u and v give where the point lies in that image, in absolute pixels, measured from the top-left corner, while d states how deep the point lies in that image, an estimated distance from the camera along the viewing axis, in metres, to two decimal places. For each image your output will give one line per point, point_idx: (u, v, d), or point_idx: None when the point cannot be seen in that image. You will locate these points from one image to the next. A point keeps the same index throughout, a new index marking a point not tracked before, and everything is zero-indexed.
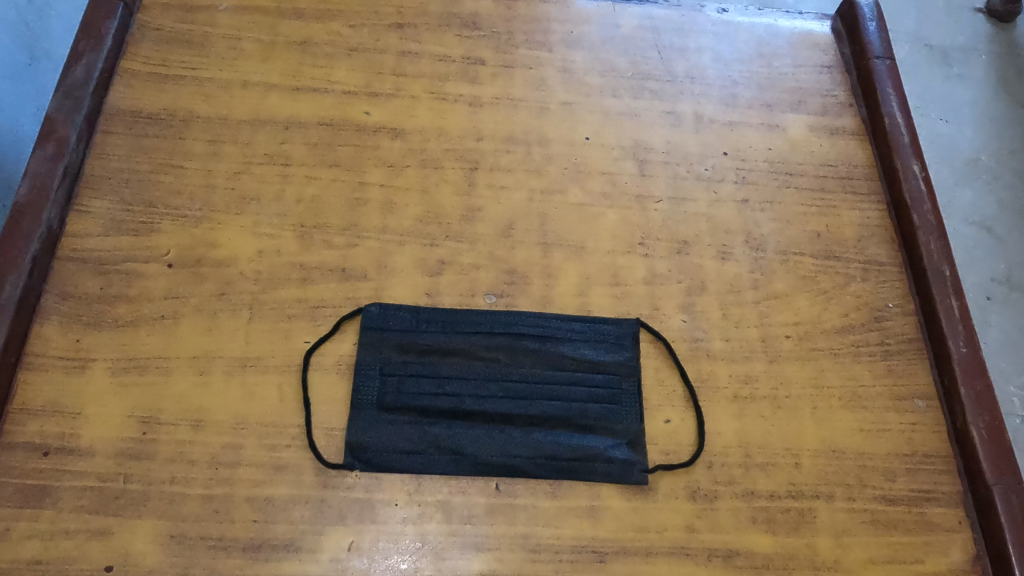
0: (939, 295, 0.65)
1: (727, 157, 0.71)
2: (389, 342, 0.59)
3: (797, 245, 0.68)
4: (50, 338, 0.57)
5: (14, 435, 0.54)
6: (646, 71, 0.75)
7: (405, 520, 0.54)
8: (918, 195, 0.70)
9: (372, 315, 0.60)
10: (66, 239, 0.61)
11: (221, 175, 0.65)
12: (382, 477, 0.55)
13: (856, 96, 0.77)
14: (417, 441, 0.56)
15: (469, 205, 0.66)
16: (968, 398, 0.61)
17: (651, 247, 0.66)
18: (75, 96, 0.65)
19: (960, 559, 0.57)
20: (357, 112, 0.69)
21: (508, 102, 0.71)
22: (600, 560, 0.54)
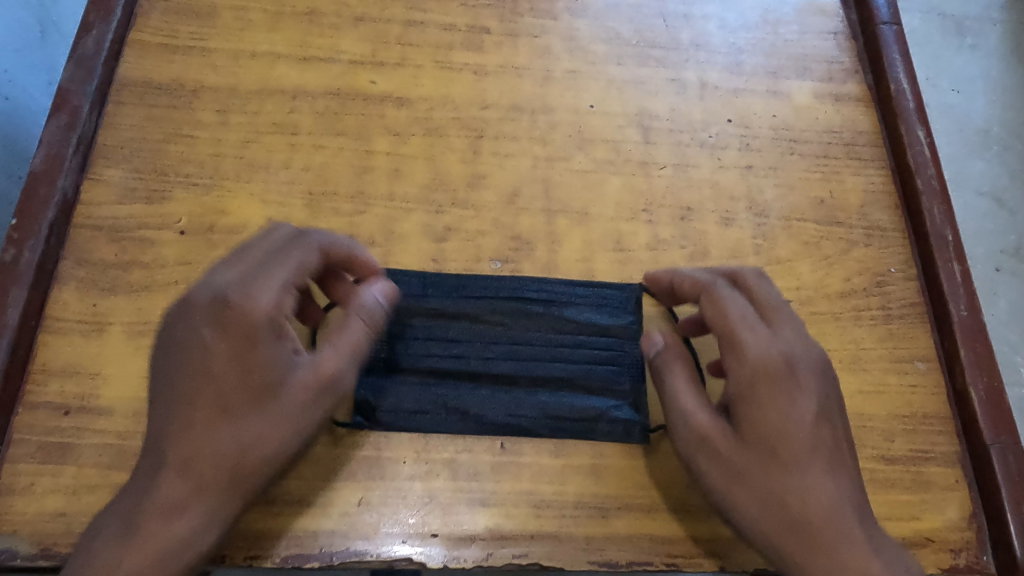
0: (941, 260, 0.66)
1: (731, 124, 0.71)
2: (397, 303, 0.60)
3: (800, 211, 0.68)
4: (68, 303, 0.59)
5: (35, 395, 0.56)
6: (651, 39, 0.75)
7: (285, 288, 0.53)
8: (922, 161, 0.70)
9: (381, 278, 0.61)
10: (80, 207, 0.62)
11: (230, 144, 0.66)
12: (265, 270, 0.53)
13: (862, 62, 0.76)
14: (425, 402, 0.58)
15: (474, 172, 0.67)
16: (967, 361, 0.62)
17: (654, 213, 0.67)
18: (87, 66, 0.67)
19: (956, 516, 0.58)
20: (363, 81, 0.70)
21: (513, 71, 0.72)
22: (603, 516, 0.55)
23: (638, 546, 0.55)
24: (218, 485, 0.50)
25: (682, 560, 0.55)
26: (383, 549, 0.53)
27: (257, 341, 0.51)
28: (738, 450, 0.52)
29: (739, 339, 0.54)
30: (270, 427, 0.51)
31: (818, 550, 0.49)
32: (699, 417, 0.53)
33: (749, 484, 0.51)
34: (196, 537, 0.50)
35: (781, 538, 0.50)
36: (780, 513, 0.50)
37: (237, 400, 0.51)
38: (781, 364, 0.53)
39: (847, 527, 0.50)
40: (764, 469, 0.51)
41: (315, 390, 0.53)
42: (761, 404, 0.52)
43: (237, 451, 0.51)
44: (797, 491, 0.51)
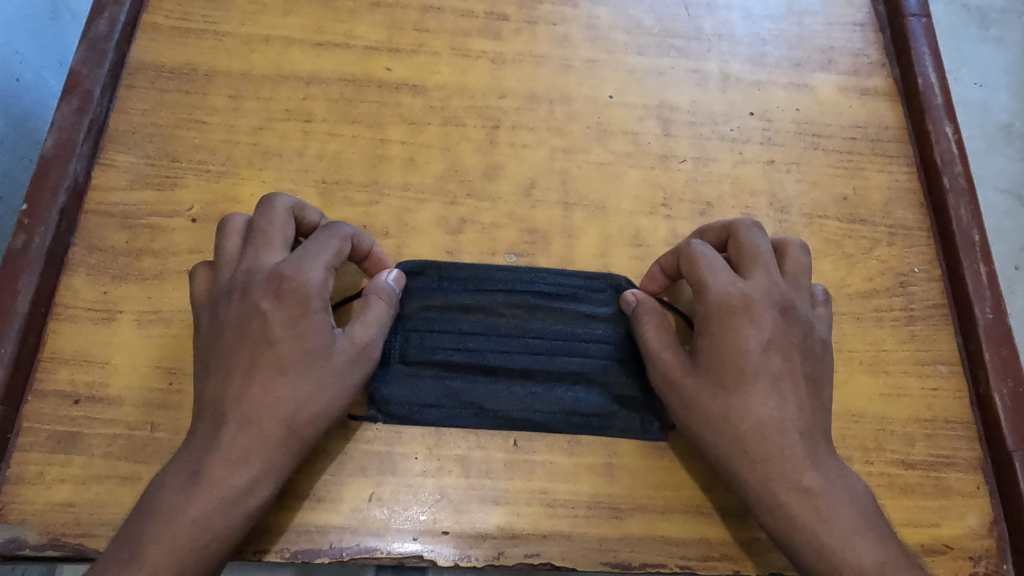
0: (966, 260, 0.64)
1: (753, 117, 0.70)
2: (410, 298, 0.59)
3: (823, 208, 0.67)
4: (78, 290, 0.58)
5: (46, 383, 0.55)
6: (673, 29, 0.73)
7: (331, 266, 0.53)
8: (949, 158, 0.68)
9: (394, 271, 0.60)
10: (91, 192, 0.61)
11: (243, 131, 0.65)
12: (305, 248, 0.52)
13: (889, 55, 0.74)
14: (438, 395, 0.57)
15: (490, 162, 0.66)
16: (992, 365, 0.60)
17: (673, 208, 0.66)
18: (99, 49, 0.66)
19: (976, 524, 0.57)
20: (379, 68, 0.68)
21: (532, 59, 0.70)
22: (616, 516, 0.55)
23: (651, 547, 0.54)
24: (275, 438, 0.49)
25: (695, 563, 0.54)
26: (394, 546, 0.52)
27: (306, 308, 0.51)
28: (689, 377, 0.52)
29: (701, 282, 0.53)
30: (322, 387, 0.50)
31: (760, 466, 0.50)
32: (662, 354, 0.53)
33: (695, 409, 0.52)
34: (254, 489, 0.48)
35: (725, 456, 0.51)
36: (726, 434, 0.51)
37: (290, 359, 0.50)
38: (738, 300, 0.52)
39: (791, 446, 0.50)
40: (710, 392, 0.51)
41: (355, 356, 0.52)
42: (712, 334, 0.52)
43: (291, 407, 0.49)
44: (743, 413, 0.51)
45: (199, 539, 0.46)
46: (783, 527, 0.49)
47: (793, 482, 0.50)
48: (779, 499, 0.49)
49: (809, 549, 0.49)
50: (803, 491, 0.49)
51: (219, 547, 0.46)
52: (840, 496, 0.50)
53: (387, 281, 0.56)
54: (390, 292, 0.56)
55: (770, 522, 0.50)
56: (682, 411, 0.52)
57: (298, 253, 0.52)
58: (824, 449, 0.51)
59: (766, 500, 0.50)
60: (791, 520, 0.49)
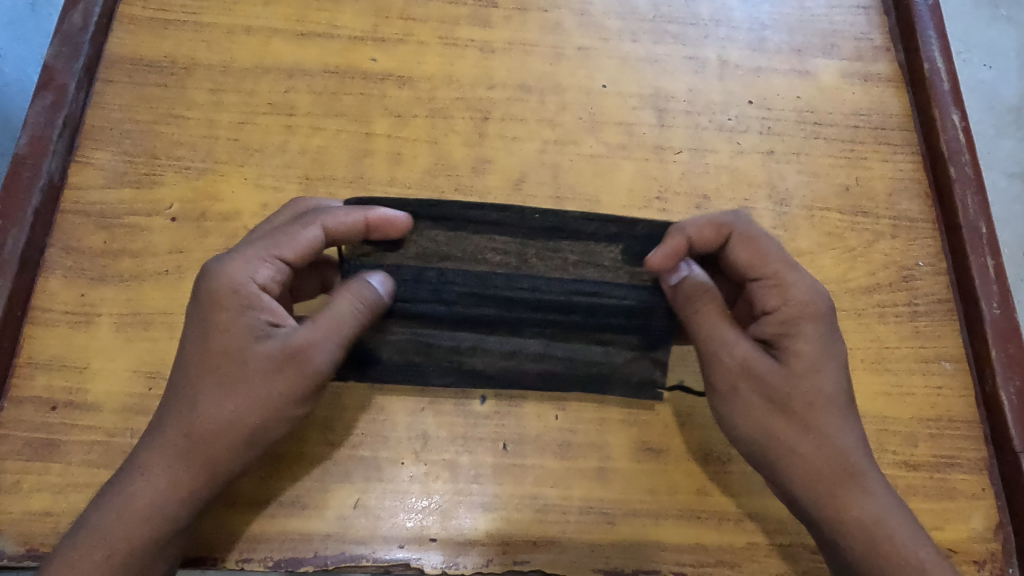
0: (973, 254, 0.62)
1: (752, 106, 0.67)
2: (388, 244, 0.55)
3: (823, 200, 0.64)
4: (55, 293, 0.57)
5: (22, 390, 0.54)
6: (669, 14, 0.70)
7: (263, 256, 0.49)
8: (956, 146, 0.66)
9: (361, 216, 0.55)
10: (68, 191, 0.60)
11: (224, 126, 0.63)
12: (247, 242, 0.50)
13: (893, 39, 0.72)
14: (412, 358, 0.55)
15: (479, 156, 0.64)
16: (999, 362, 0.59)
17: (669, 201, 0.64)
18: (74, 42, 0.64)
19: (981, 527, 0.55)
20: (364, 59, 0.66)
21: (522, 47, 0.68)
22: (609, 522, 0.53)
23: (644, 553, 0.53)
24: (180, 449, 0.47)
25: (690, 569, 0.53)
26: (380, 554, 0.51)
27: (222, 305, 0.47)
28: (777, 378, 0.49)
29: (787, 275, 0.51)
30: (233, 398, 0.47)
31: (854, 477, 0.48)
32: (740, 346, 0.50)
33: (790, 416, 0.49)
34: (158, 502, 0.46)
35: (806, 468, 0.48)
36: (813, 443, 0.48)
37: (198, 365, 0.47)
38: (830, 301, 0.51)
39: (873, 458, 0.49)
40: (808, 398, 0.49)
41: (284, 364, 0.47)
42: (811, 333, 0.50)
43: (195, 419, 0.47)
44: (833, 421, 0.49)
45: (96, 551, 0.46)
46: (860, 542, 0.47)
47: (878, 494, 0.48)
48: (835, 501, 0.48)
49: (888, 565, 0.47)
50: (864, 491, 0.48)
51: (123, 559, 0.46)
52: (905, 508, 0.49)
53: (342, 211, 0.52)
54: (348, 216, 0.52)
55: (844, 538, 0.48)
56: (768, 415, 0.49)
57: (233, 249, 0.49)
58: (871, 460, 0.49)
59: (849, 514, 0.48)
60: (878, 533, 0.47)
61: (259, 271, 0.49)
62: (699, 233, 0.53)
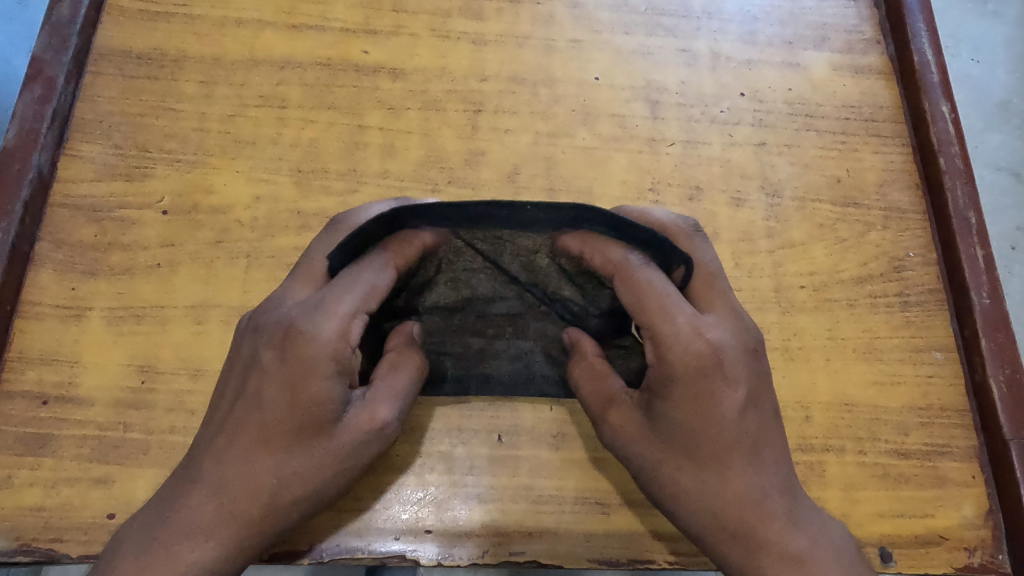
0: (962, 244, 0.63)
1: (744, 98, 0.68)
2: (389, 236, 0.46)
3: (816, 191, 0.65)
4: (46, 287, 0.56)
5: (13, 384, 0.53)
6: (661, 6, 0.70)
7: (354, 316, 0.46)
8: (945, 138, 0.66)
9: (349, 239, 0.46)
10: (57, 185, 0.59)
11: (215, 118, 0.62)
12: (332, 293, 0.46)
13: (883, 31, 0.72)
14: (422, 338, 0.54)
15: (471, 148, 0.64)
16: (988, 351, 0.59)
17: (662, 193, 0.64)
18: (62, 35, 0.63)
19: (972, 513, 0.56)
20: (356, 51, 0.66)
21: (514, 40, 0.68)
22: (604, 512, 0.53)
23: (639, 543, 0.53)
24: (249, 514, 0.45)
25: (684, 558, 0.53)
26: (375, 546, 0.51)
27: (311, 373, 0.45)
28: (651, 438, 0.48)
29: (656, 330, 0.46)
30: (312, 466, 0.46)
31: (737, 537, 0.46)
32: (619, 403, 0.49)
33: (659, 478, 0.48)
34: (222, 562, 0.45)
35: (695, 525, 0.47)
36: (688, 506, 0.47)
37: (280, 430, 0.45)
38: (708, 356, 0.46)
39: (769, 511, 0.46)
40: (679, 463, 0.47)
41: (367, 433, 0.47)
42: (678, 397, 0.46)
43: (273, 485, 0.45)
44: (709, 483, 0.46)
45: None
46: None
47: (773, 548, 0.46)
48: (721, 553, 0.47)
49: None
50: (763, 545, 0.46)
51: None
52: (824, 557, 0.46)
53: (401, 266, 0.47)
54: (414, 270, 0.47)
55: None
56: (645, 478, 0.48)
57: (319, 300, 0.46)
58: (775, 511, 0.46)
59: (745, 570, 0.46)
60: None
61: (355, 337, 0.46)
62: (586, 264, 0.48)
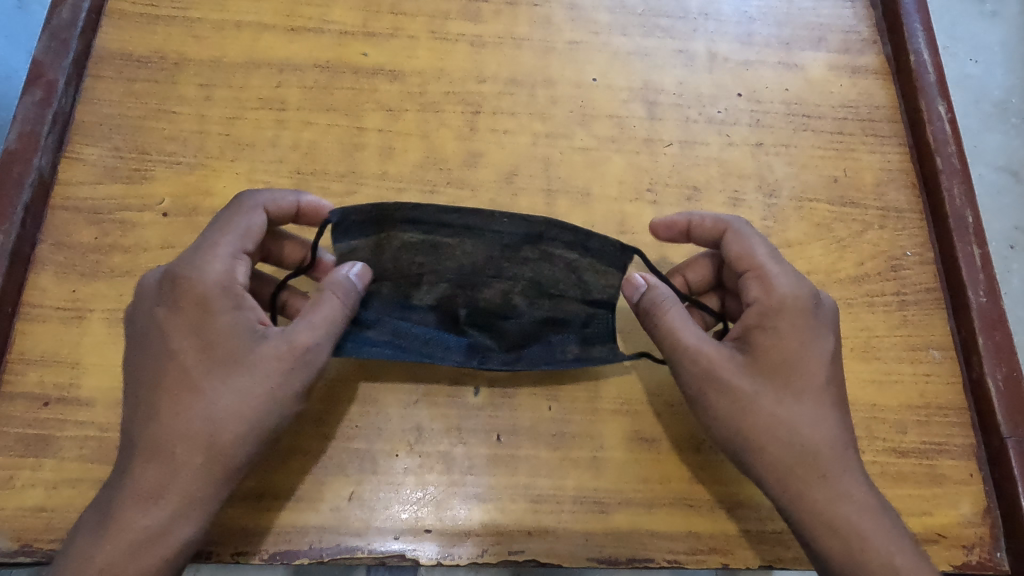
0: (959, 243, 0.63)
1: (741, 99, 0.68)
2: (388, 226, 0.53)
3: (813, 191, 0.65)
4: (47, 289, 0.57)
5: (14, 385, 0.54)
6: (658, 8, 0.71)
7: (235, 254, 0.49)
8: (942, 138, 0.67)
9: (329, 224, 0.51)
10: (58, 187, 0.60)
11: (215, 121, 0.63)
12: (199, 245, 0.49)
13: (880, 32, 0.72)
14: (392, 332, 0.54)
15: (470, 149, 0.64)
16: (985, 349, 0.59)
17: (660, 193, 0.64)
18: (62, 38, 0.63)
19: (970, 511, 0.56)
20: (355, 54, 0.66)
21: (512, 42, 0.68)
22: (602, 511, 0.53)
23: (638, 542, 0.53)
24: (192, 468, 0.46)
25: (684, 557, 0.53)
26: (375, 546, 0.51)
27: (210, 310, 0.47)
28: (745, 376, 0.49)
29: (770, 271, 0.51)
30: (239, 401, 0.46)
31: (827, 478, 0.48)
32: (710, 343, 0.50)
33: (753, 415, 0.48)
34: (173, 524, 0.45)
35: (784, 471, 0.48)
36: (772, 445, 0.48)
37: (198, 372, 0.47)
38: (811, 298, 0.51)
39: (850, 460, 0.49)
40: (776, 396, 0.49)
41: (288, 359, 0.47)
42: (784, 328, 0.50)
43: (206, 429, 0.46)
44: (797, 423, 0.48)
45: None
46: (843, 539, 0.47)
47: (858, 497, 0.48)
48: (807, 500, 0.48)
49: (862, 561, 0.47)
50: (843, 493, 0.48)
51: None
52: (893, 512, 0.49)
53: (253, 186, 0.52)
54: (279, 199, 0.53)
55: (830, 540, 0.47)
56: (735, 416, 0.49)
57: (191, 252, 0.49)
58: (854, 462, 0.49)
59: (819, 517, 0.48)
60: (856, 538, 0.47)
61: (239, 272, 0.49)
62: (699, 223, 0.55)
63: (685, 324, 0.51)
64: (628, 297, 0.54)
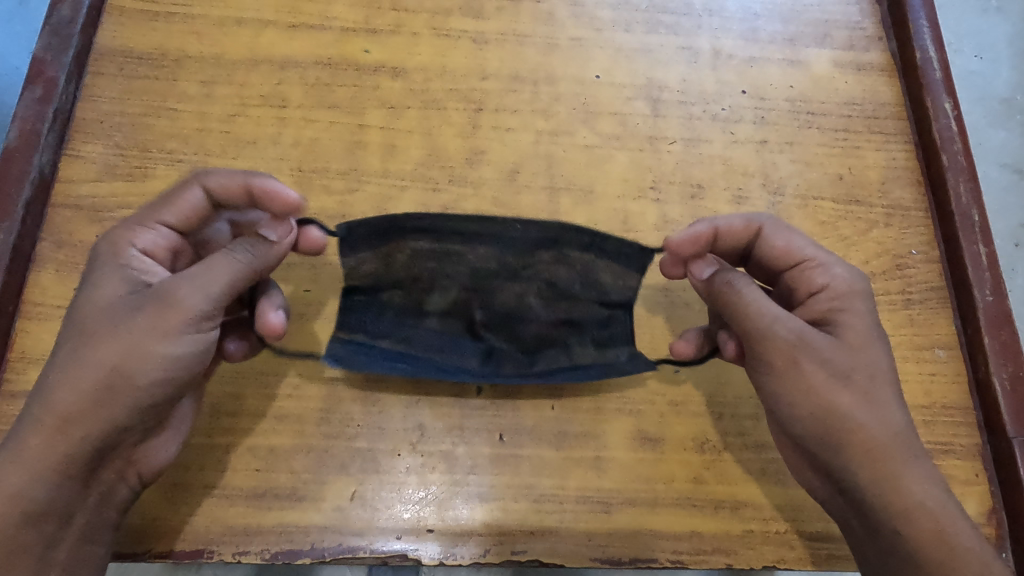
0: (965, 241, 0.62)
1: (746, 96, 0.67)
2: (399, 237, 0.54)
3: (818, 189, 0.65)
4: (47, 287, 0.56)
5: (15, 384, 0.54)
6: (662, 4, 0.70)
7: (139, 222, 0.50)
8: (948, 135, 0.66)
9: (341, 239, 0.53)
10: (59, 185, 0.59)
11: (216, 119, 0.62)
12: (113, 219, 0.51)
13: (885, 28, 0.72)
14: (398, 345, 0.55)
15: (473, 147, 0.63)
16: (991, 349, 0.59)
17: (663, 191, 0.64)
18: (62, 35, 0.63)
19: (975, 512, 0.56)
20: (356, 50, 0.66)
21: (515, 38, 0.68)
22: (605, 511, 0.53)
23: (641, 543, 0.53)
24: (48, 415, 0.44)
25: (687, 558, 0.53)
26: (376, 546, 0.51)
27: (99, 263, 0.48)
28: (836, 352, 0.47)
29: (826, 264, 0.51)
30: (93, 346, 0.44)
31: (918, 459, 0.46)
32: (796, 319, 0.48)
33: (843, 389, 0.46)
34: (22, 475, 0.43)
35: (871, 451, 0.46)
36: (858, 426, 0.46)
37: (69, 324, 0.46)
38: (866, 288, 0.51)
39: (923, 449, 0.47)
40: (868, 373, 0.47)
41: (154, 304, 0.45)
42: (857, 312, 0.49)
43: (62, 377, 0.44)
44: (873, 405, 0.47)
45: None
46: (925, 529, 0.45)
47: (939, 484, 0.46)
48: (893, 483, 0.45)
49: (945, 554, 0.45)
50: (929, 479, 0.46)
51: None
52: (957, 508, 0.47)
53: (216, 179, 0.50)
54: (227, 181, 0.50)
55: (908, 529, 0.45)
56: (827, 392, 0.46)
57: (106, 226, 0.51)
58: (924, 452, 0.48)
59: (900, 505, 0.45)
60: (939, 525, 0.45)
61: (141, 236, 0.49)
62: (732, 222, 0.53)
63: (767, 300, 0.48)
64: (698, 273, 0.53)
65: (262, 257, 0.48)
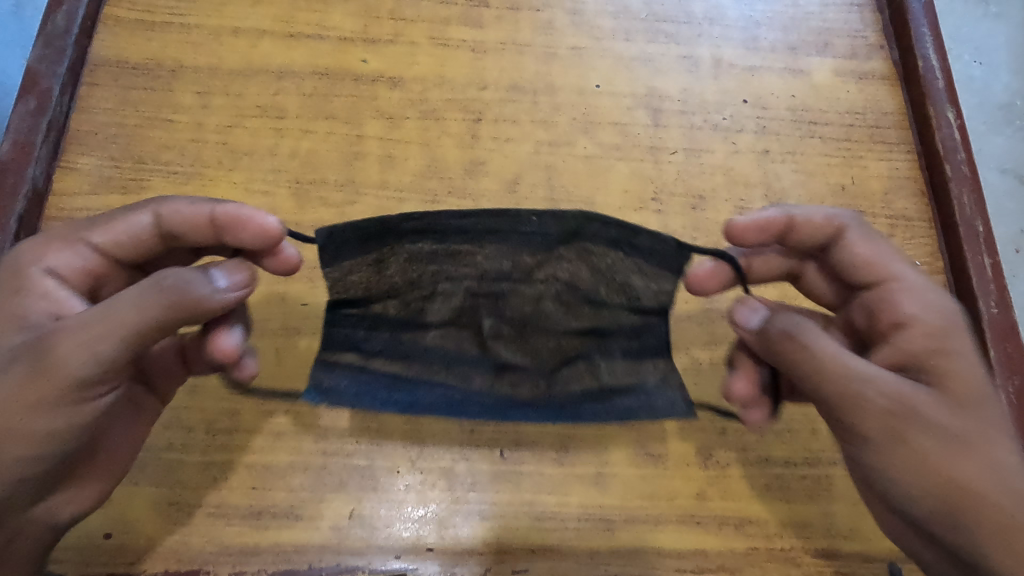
0: (970, 252, 0.62)
1: (747, 105, 0.67)
2: (394, 241, 0.46)
3: (820, 199, 0.64)
4: None
5: None
6: (662, 13, 0.70)
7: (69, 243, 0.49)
8: (951, 144, 0.66)
9: (321, 246, 0.46)
10: (52, 198, 0.59)
11: (212, 130, 0.62)
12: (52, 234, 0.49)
13: (887, 36, 0.71)
14: (398, 386, 0.50)
15: (472, 158, 0.63)
16: (997, 361, 0.58)
17: (664, 202, 0.63)
18: (57, 45, 0.62)
19: None
20: (354, 60, 0.65)
21: (514, 47, 0.67)
22: (609, 528, 0.52)
23: (646, 561, 0.52)
24: None
25: None
26: (376, 566, 0.50)
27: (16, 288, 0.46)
28: (946, 411, 0.43)
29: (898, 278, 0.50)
30: None
31: None
32: (890, 379, 0.44)
33: (955, 451, 0.42)
34: None
35: (990, 517, 0.41)
36: (976, 495, 0.42)
37: None
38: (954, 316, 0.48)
39: None
40: (981, 429, 0.43)
41: (30, 358, 0.42)
42: (954, 352, 0.46)
43: None
44: (992, 469, 0.42)
45: None
46: None
47: None
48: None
49: None
50: None
51: None
52: None
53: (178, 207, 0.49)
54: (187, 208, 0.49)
55: None
56: (937, 457, 0.42)
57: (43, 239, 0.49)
58: None
59: None
60: None
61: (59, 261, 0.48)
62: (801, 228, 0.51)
63: (854, 359, 0.44)
64: (744, 321, 0.48)
65: (194, 294, 0.44)
